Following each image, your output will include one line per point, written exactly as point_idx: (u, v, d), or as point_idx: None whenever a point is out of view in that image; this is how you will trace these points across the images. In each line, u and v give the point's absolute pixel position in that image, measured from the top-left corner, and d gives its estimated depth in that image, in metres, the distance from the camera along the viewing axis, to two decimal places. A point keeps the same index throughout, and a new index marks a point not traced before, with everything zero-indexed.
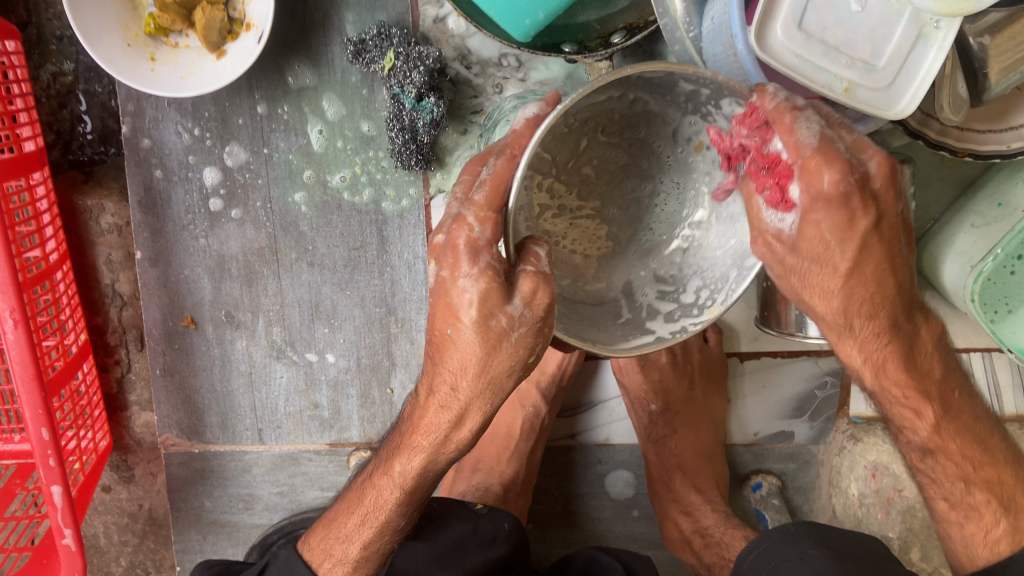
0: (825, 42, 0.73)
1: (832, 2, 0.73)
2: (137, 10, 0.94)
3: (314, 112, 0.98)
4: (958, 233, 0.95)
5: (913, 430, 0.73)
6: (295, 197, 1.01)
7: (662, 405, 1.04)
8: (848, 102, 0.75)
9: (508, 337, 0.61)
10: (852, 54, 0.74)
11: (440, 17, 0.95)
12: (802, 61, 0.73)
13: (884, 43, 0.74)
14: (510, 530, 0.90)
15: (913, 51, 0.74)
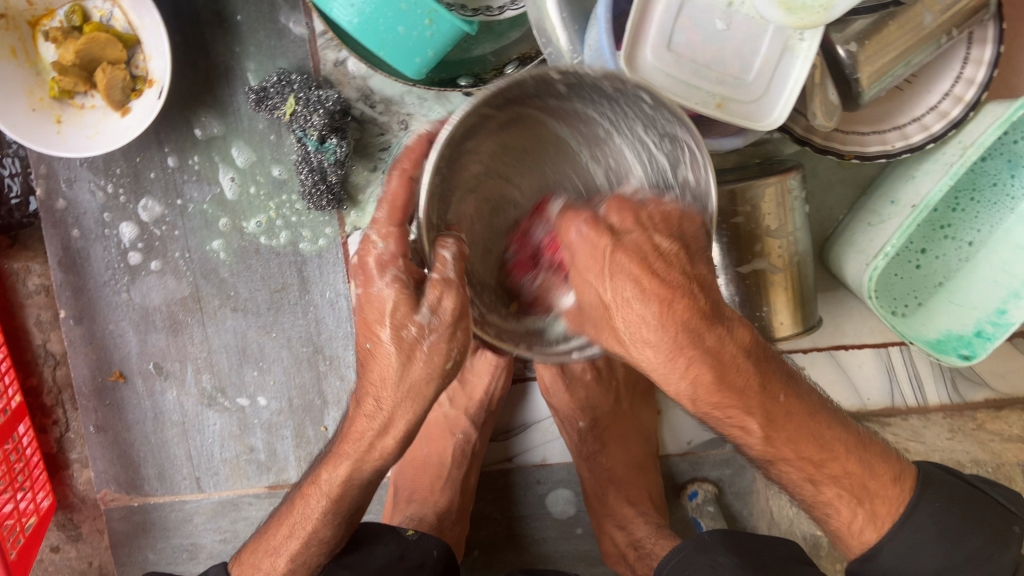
0: (693, 61, 0.72)
1: (695, 20, 0.71)
2: (40, 75, 0.96)
3: (224, 160, 1.00)
4: (857, 233, 0.98)
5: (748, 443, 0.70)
6: (212, 245, 1.02)
7: (591, 421, 1.03)
8: (721, 118, 0.73)
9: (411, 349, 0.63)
10: (720, 71, 0.73)
11: (340, 60, 0.97)
12: (672, 83, 0.72)
13: (751, 58, 0.72)
14: (440, 556, 0.90)
15: (780, 63, 0.73)
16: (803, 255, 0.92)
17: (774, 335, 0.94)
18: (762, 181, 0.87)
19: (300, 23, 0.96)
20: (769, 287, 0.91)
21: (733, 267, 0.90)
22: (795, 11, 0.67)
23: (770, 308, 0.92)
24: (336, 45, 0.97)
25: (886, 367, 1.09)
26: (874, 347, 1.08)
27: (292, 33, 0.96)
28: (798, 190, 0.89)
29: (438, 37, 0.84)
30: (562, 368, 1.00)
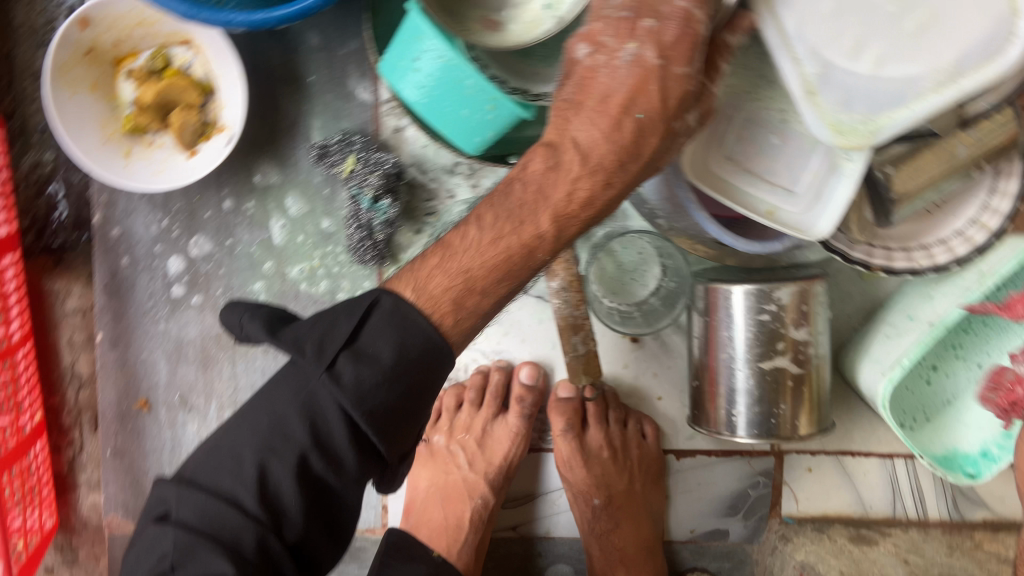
0: (748, 171, 0.82)
1: (753, 135, 0.82)
2: (115, 111, 1.00)
3: (278, 209, 1.04)
4: (874, 342, 1.02)
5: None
6: (254, 286, 1.06)
7: (605, 499, 1.06)
8: (770, 223, 0.81)
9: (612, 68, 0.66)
10: (772, 181, 0.82)
11: (399, 127, 1.03)
12: (728, 186, 0.82)
13: (799, 172, 0.81)
14: None
15: (827, 180, 0.81)
16: (822, 358, 0.96)
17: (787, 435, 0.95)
18: (790, 282, 0.91)
19: (367, 89, 1.03)
20: (788, 386, 0.93)
21: (757, 361, 0.93)
22: (843, 133, 0.73)
23: (788, 406, 0.94)
24: (399, 113, 1.03)
25: (890, 476, 1.11)
26: (880, 457, 1.10)
27: (359, 98, 1.02)
28: (823, 295, 0.94)
29: (497, 121, 0.90)
30: (580, 443, 1.06)
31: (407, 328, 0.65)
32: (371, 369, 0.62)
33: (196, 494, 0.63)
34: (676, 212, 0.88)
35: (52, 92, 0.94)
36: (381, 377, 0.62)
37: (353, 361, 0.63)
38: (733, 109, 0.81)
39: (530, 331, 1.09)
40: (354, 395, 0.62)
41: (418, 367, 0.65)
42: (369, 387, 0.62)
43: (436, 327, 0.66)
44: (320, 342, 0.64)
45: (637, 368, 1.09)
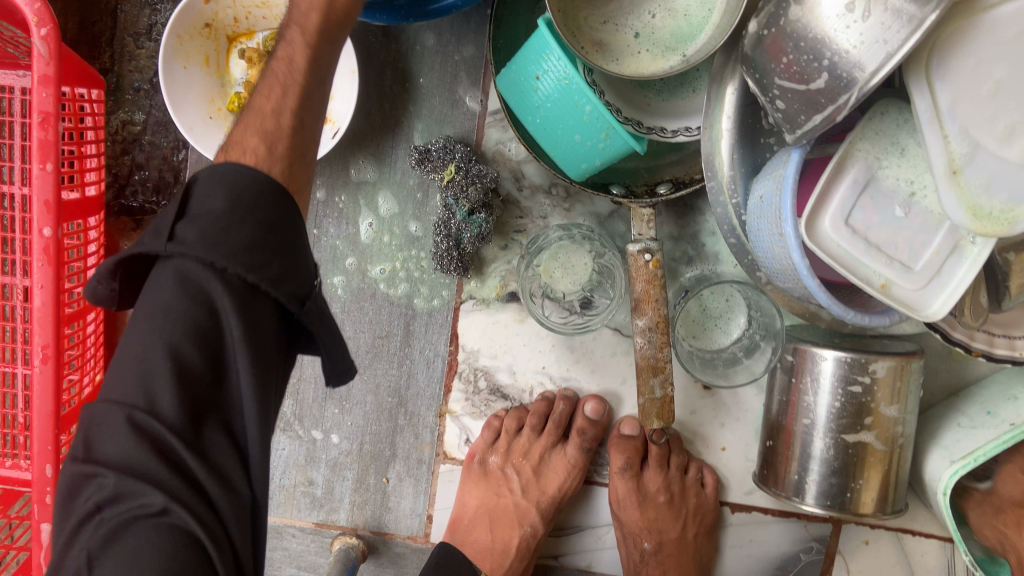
0: (868, 240, 0.78)
1: (878, 204, 0.79)
2: (224, 87, 1.01)
3: (368, 205, 1.04)
4: (944, 430, 0.98)
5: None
6: (334, 279, 1.06)
7: (656, 545, 1.04)
8: (884, 297, 0.78)
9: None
10: (891, 254, 0.79)
11: (502, 141, 1.01)
12: (846, 254, 0.78)
13: (921, 250, 0.79)
14: None
15: (948, 260, 0.79)
16: (907, 439, 0.92)
17: (857, 511, 0.92)
18: (887, 357, 0.88)
19: (475, 98, 1.01)
20: (870, 462, 0.91)
21: (842, 432, 0.90)
22: (980, 218, 0.72)
23: (866, 482, 0.91)
24: (502, 126, 1.01)
25: (947, 563, 1.07)
26: (941, 540, 1.07)
27: (465, 106, 1.01)
28: (918, 373, 0.91)
29: (609, 150, 0.86)
30: (637, 484, 1.03)
31: (238, 182, 0.59)
32: (204, 222, 0.57)
33: (108, 420, 0.55)
34: (785, 276, 0.83)
35: (166, 61, 0.94)
36: (224, 223, 0.57)
37: (195, 224, 0.57)
38: (863, 175, 0.78)
39: (601, 363, 1.06)
40: (216, 254, 0.56)
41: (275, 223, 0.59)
42: (233, 239, 0.57)
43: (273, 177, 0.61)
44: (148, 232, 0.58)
45: (704, 414, 1.06)
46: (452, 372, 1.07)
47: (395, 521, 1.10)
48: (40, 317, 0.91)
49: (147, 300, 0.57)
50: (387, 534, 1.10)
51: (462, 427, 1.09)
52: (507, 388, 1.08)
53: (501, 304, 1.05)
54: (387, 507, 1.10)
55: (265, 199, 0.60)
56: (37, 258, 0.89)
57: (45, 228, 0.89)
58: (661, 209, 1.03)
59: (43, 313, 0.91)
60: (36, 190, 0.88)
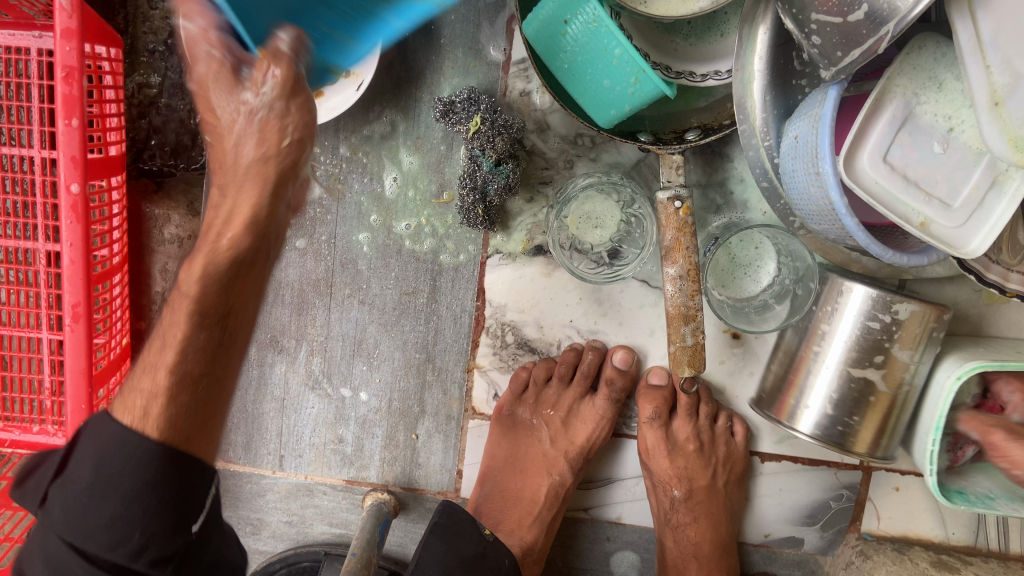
0: (905, 177, 0.79)
1: (915, 140, 0.79)
2: None
3: (392, 160, 1.03)
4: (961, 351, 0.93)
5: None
6: (359, 236, 1.05)
7: (686, 493, 1.04)
8: (921, 236, 0.79)
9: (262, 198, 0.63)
10: (929, 191, 0.79)
11: (527, 91, 1.00)
12: (883, 191, 0.78)
13: (960, 186, 0.79)
14: (510, 566, 0.91)
15: (986, 195, 0.79)
16: (914, 387, 0.91)
17: (848, 446, 0.93)
18: (913, 301, 0.86)
19: (498, 48, 1.00)
20: (871, 402, 0.90)
21: (848, 368, 0.90)
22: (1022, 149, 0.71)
23: (861, 420, 0.91)
24: (527, 76, 1.00)
25: None
26: None
27: (489, 57, 1.00)
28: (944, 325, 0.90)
29: (639, 97, 0.84)
30: (666, 434, 1.03)
31: (107, 449, 0.64)
32: (70, 495, 0.63)
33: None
34: (819, 216, 0.83)
35: None
36: (87, 499, 0.62)
37: (64, 487, 0.64)
38: (901, 111, 0.78)
39: (629, 315, 1.05)
40: (77, 532, 0.62)
41: (151, 483, 0.63)
42: (92, 516, 0.62)
43: (157, 440, 0.64)
44: (39, 484, 0.65)
45: (734, 363, 1.06)
46: (480, 327, 1.07)
47: (425, 476, 1.11)
48: (70, 275, 0.91)
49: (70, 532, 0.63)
50: (418, 489, 1.11)
51: (490, 382, 1.09)
52: (535, 341, 1.08)
53: (527, 258, 1.04)
54: (417, 463, 1.10)
55: (139, 466, 0.63)
56: (66, 215, 0.89)
57: (72, 184, 0.88)
58: (688, 156, 1.02)
59: (73, 271, 0.91)
60: (63, 146, 0.87)
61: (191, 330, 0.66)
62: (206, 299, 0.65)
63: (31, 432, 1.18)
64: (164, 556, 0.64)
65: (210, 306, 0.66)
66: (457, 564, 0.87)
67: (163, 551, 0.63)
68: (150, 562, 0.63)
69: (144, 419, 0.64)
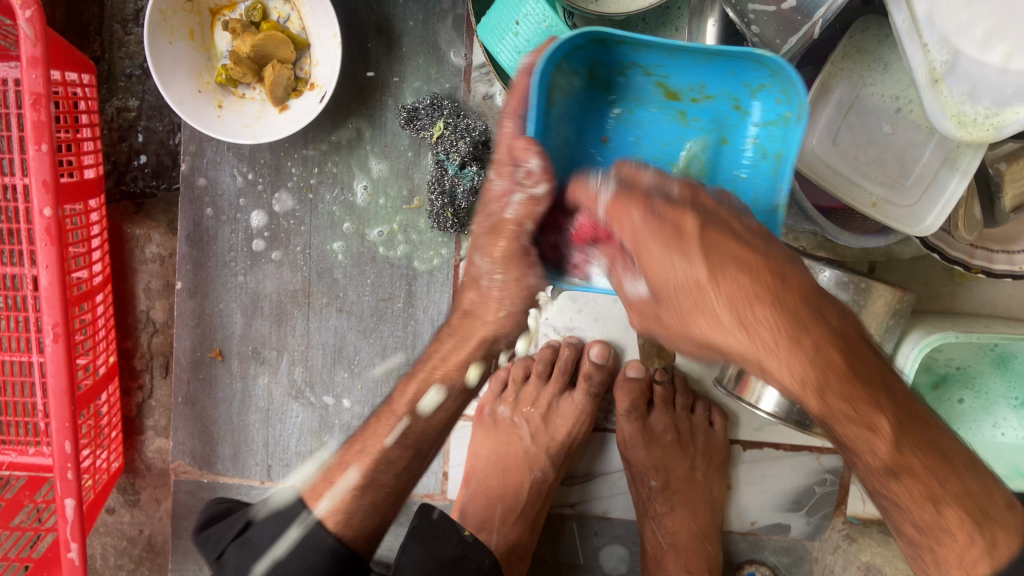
0: (857, 159, 0.81)
1: (864, 122, 0.81)
2: (211, 60, 1.01)
3: (361, 169, 1.04)
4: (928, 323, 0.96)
5: (873, 454, 0.58)
6: (333, 245, 1.06)
7: (662, 483, 1.04)
8: (875, 216, 0.80)
9: (496, 336, 0.77)
10: (880, 172, 0.81)
11: (489, 94, 1.01)
12: (832, 173, 0.81)
13: (911, 165, 0.80)
14: (492, 566, 0.89)
15: (939, 173, 0.79)
16: None
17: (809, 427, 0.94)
18: (878, 285, 0.89)
19: (459, 53, 1.01)
20: None
21: None
22: (965, 125, 0.72)
23: None
24: (489, 79, 1.01)
25: None
26: None
27: (450, 62, 1.01)
28: (907, 310, 0.92)
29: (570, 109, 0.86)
30: (643, 426, 1.03)
31: (290, 543, 0.74)
32: (250, 558, 0.76)
33: None
34: None
35: (152, 37, 0.94)
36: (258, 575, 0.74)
37: (241, 550, 0.77)
38: (847, 95, 0.80)
39: (603, 310, 1.06)
40: None
41: (314, 570, 0.72)
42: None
43: (334, 536, 0.74)
44: (219, 541, 0.80)
45: None
46: None
47: None
48: (48, 297, 0.93)
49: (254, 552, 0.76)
50: (405, 493, 1.12)
51: None
52: None
53: None
54: None
55: (309, 554, 0.73)
56: (41, 239, 0.91)
57: (45, 208, 0.90)
58: None
59: (50, 294, 0.93)
60: (34, 171, 0.89)
61: (386, 450, 0.77)
62: (415, 422, 0.77)
63: (26, 455, 1.20)
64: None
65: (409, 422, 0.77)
66: (436, 565, 0.85)
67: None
68: None
69: (328, 508, 0.75)
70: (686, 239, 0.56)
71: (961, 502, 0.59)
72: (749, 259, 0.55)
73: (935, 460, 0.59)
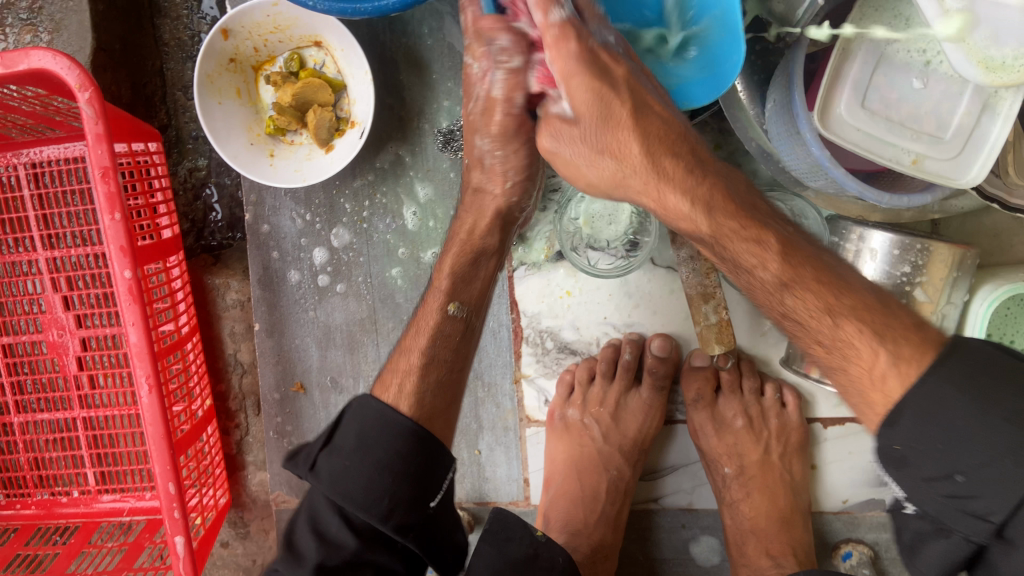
0: (889, 118, 0.78)
1: (893, 80, 0.78)
2: (259, 113, 1.08)
3: (409, 196, 1.09)
4: (1001, 274, 0.93)
5: (764, 270, 0.69)
6: (392, 271, 1.11)
7: (737, 469, 1.04)
8: (916, 174, 0.79)
9: (508, 207, 0.87)
10: (917, 128, 0.78)
11: None
12: (866, 136, 0.78)
13: (949, 116, 0.78)
14: (566, 563, 0.90)
15: (979, 123, 0.77)
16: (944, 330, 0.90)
17: None
18: (943, 245, 0.86)
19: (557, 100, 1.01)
20: None
21: None
22: (993, 69, 0.70)
23: None
24: None
25: None
26: None
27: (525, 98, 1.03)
28: (972, 262, 0.89)
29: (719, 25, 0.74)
30: (713, 413, 1.04)
31: (373, 430, 0.79)
32: (337, 458, 0.77)
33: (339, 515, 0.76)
34: (812, 173, 0.85)
35: (203, 100, 1.01)
36: (349, 463, 0.77)
37: (331, 453, 0.78)
38: (871, 55, 0.77)
39: (660, 303, 1.07)
40: (339, 491, 0.76)
41: (401, 453, 0.78)
42: (372, 471, 0.76)
43: (411, 418, 0.80)
44: (309, 452, 0.80)
45: (776, 333, 1.06)
46: (519, 338, 1.11)
47: (495, 489, 1.15)
48: (138, 352, 1.01)
49: (350, 439, 0.78)
50: (491, 502, 1.15)
51: (539, 389, 1.13)
52: (574, 344, 1.11)
53: (552, 265, 1.07)
54: (485, 477, 1.15)
55: (395, 439, 0.78)
56: (125, 299, 0.99)
57: (125, 271, 0.99)
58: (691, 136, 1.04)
59: (139, 349, 1.02)
60: (112, 239, 0.98)
61: (440, 322, 0.88)
62: (455, 290, 0.88)
63: (143, 500, 1.32)
64: (405, 522, 0.76)
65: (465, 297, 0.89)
66: (507, 566, 0.87)
67: (406, 517, 0.76)
68: (395, 526, 0.76)
69: (399, 396, 0.84)
70: (612, 77, 0.69)
71: (857, 314, 0.65)
72: (656, 128, 0.69)
73: (841, 292, 0.67)
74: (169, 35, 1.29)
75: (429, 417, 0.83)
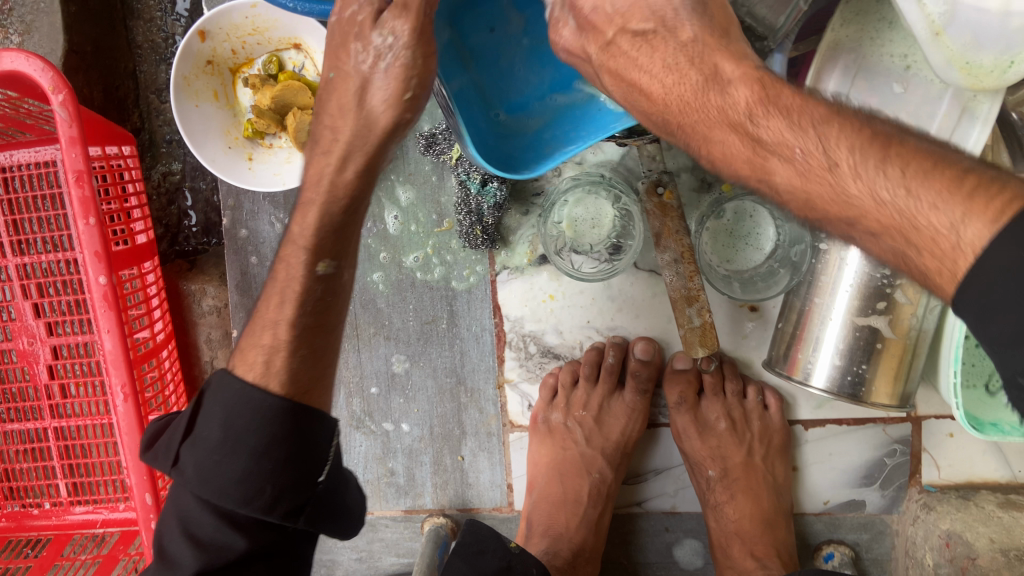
0: None
1: (874, 85, 0.79)
2: (236, 116, 1.06)
3: (390, 199, 1.07)
4: None
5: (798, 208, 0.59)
6: (373, 276, 1.09)
7: (721, 472, 1.05)
8: None
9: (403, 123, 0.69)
10: None
11: None
12: None
13: (930, 120, 0.79)
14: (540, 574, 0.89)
15: (958, 126, 0.78)
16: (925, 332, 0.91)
17: (865, 397, 0.94)
18: None
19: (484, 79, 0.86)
20: (879, 349, 0.91)
21: (852, 316, 0.91)
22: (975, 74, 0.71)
23: (871, 367, 0.92)
24: None
25: None
26: None
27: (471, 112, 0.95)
28: None
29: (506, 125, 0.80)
30: (696, 416, 1.05)
31: (235, 413, 0.67)
32: (203, 454, 0.66)
33: (209, 516, 0.66)
34: None
35: (179, 102, 0.99)
36: (218, 457, 0.65)
37: (194, 446, 0.67)
38: (852, 61, 0.79)
39: (643, 306, 1.07)
40: (209, 488, 0.65)
41: (276, 437, 0.66)
42: (238, 464, 0.65)
43: (280, 395, 0.67)
44: (169, 445, 0.69)
45: (757, 336, 1.06)
46: (502, 343, 1.10)
47: (478, 495, 1.14)
48: (113, 359, 0.99)
49: (214, 424, 0.67)
50: (473, 508, 1.15)
51: (522, 394, 1.12)
52: (557, 348, 1.11)
53: (535, 269, 1.07)
54: (467, 483, 1.14)
55: (263, 423, 0.66)
56: (99, 305, 0.97)
57: (100, 276, 0.97)
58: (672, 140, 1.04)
59: (115, 356, 0.99)
60: (86, 244, 0.96)
61: (308, 285, 0.72)
62: (322, 245, 0.72)
63: (116, 510, 1.29)
64: (293, 506, 0.66)
65: (335, 250, 0.73)
66: None
67: (295, 501, 0.66)
68: (282, 514, 0.66)
69: (266, 373, 0.69)
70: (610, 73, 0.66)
71: (888, 241, 0.54)
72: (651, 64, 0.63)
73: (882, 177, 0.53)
74: (142, 38, 1.27)
75: (299, 387, 0.69)
